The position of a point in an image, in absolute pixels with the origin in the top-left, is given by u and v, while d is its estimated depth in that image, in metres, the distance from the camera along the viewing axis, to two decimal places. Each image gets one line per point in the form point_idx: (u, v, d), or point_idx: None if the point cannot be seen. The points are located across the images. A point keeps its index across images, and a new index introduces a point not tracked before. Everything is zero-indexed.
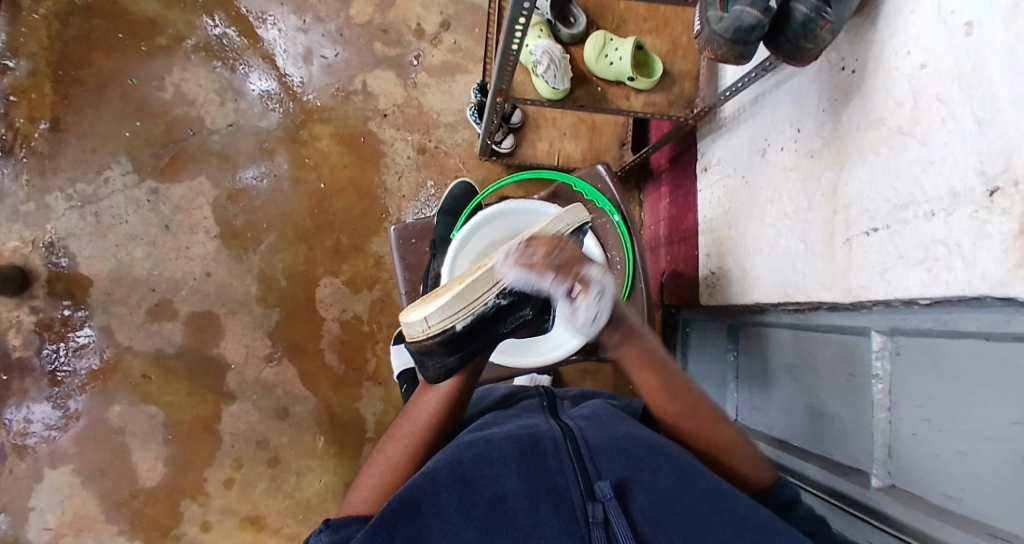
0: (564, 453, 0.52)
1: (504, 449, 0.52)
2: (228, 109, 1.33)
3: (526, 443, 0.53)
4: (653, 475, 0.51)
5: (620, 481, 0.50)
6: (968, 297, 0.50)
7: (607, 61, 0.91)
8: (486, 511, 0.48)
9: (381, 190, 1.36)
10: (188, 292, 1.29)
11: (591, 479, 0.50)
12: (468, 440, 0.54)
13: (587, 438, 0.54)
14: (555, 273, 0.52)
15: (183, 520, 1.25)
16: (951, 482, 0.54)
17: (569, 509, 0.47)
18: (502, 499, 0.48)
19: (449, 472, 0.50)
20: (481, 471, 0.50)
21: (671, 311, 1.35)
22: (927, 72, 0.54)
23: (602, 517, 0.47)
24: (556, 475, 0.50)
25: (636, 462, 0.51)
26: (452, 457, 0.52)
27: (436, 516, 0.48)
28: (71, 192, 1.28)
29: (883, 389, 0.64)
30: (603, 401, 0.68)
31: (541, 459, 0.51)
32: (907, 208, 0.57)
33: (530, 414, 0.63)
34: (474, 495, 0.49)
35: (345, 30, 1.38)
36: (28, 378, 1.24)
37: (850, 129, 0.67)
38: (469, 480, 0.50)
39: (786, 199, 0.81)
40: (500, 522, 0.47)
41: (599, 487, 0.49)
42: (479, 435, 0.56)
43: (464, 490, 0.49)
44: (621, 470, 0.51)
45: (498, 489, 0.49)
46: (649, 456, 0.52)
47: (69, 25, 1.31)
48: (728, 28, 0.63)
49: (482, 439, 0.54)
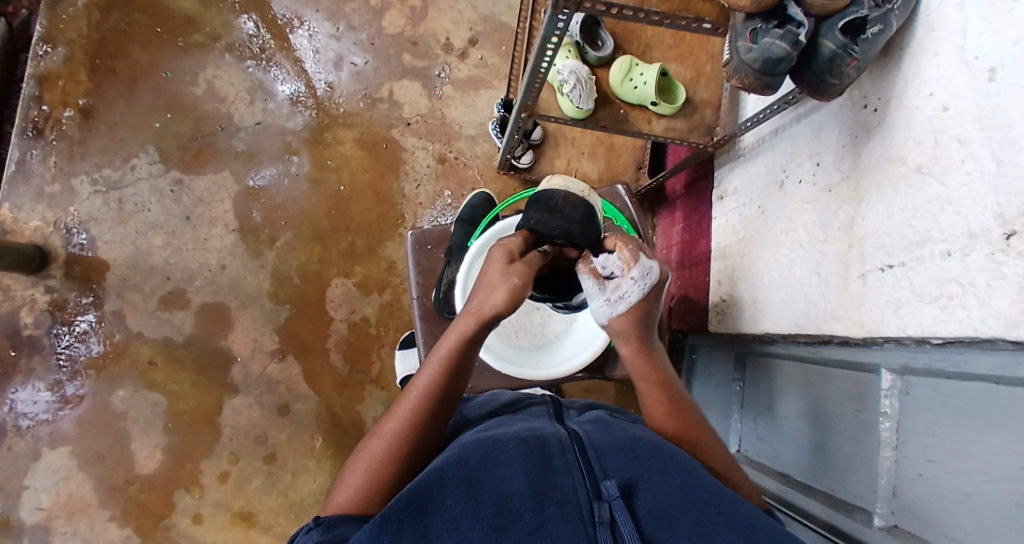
0: (571, 454, 0.53)
1: (510, 450, 0.52)
2: (256, 108, 1.37)
3: (532, 444, 0.54)
4: (660, 476, 0.51)
5: (627, 481, 0.51)
6: (980, 338, 0.50)
7: (631, 85, 0.94)
8: (493, 511, 0.47)
9: (398, 196, 1.38)
10: (201, 283, 1.31)
11: (597, 479, 0.50)
12: (474, 442, 0.55)
13: (594, 442, 0.56)
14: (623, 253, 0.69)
15: (176, 510, 1.24)
16: (955, 522, 0.54)
17: (575, 509, 0.47)
18: (508, 497, 0.48)
19: (456, 470, 0.50)
20: (487, 471, 0.50)
21: (678, 336, 1.35)
22: (948, 113, 0.55)
23: (608, 517, 0.47)
24: (562, 476, 0.50)
25: (643, 464, 0.52)
26: (459, 456, 0.52)
27: (443, 515, 0.47)
28: (96, 177, 1.31)
29: (890, 427, 0.64)
30: (610, 412, 0.69)
31: (548, 459, 0.52)
32: (923, 245, 0.58)
33: (537, 418, 0.65)
34: (480, 493, 0.49)
35: (376, 39, 1.42)
36: (36, 357, 1.25)
37: (869, 166, 0.68)
38: (475, 480, 0.50)
39: (801, 229, 0.82)
40: (507, 521, 0.46)
41: (605, 487, 0.49)
42: (484, 436, 0.57)
43: (471, 488, 0.49)
44: (628, 471, 0.51)
45: (504, 488, 0.49)
46: (654, 458, 0.53)
47: (110, 18, 1.35)
48: (757, 58, 0.65)
49: (487, 440, 0.55)
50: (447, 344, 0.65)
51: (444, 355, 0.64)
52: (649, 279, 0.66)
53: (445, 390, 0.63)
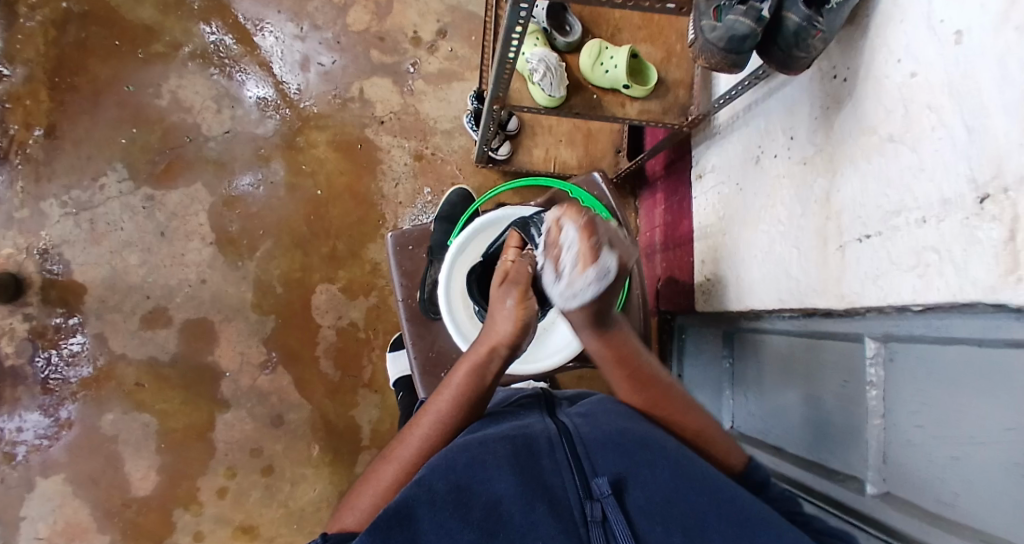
0: (560, 453, 0.53)
1: (497, 451, 0.52)
2: (224, 117, 1.34)
3: (520, 444, 0.53)
4: (649, 471, 0.51)
5: (617, 477, 0.50)
6: (960, 303, 0.51)
7: (602, 70, 0.93)
8: (482, 515, 0.46)
9: (377, 197, 1.36)
10: (182, 299, 1.28)
11: (587, 478, 0.50)
12: (461, 445, 0.54)
13: (583, 436, 0.55)
14: (574, 231, 0.60)
15: (176, 528, 1.23)
16: (946, 487, 0.54)
17: (567, 511, 0.47)
18: (498, 501, 0.47)
19: (444, 481, 0.49)
20: (475, 474, 0.50)
21: (667, 318, 1.35)
22: (917, 80, 0.55)
23: (601, 516, 0.47)
24: (552, 476, 0.50)
25: (633, 458, 0.52)
26: (446, 464, 0.51)
27: (430, 521, 0.46)
28: (65, 198, 1.28)
29: (877, 396, 0.64)
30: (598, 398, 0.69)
31: (536, 460, 0.52)
32: (898, 214, 0.58)
33: (527, 414, 0.64)
34: (470, 499, 0.48)
35: (342, 37, 1.39)
36: (20, 386, 1.22)
37: (841, 137, 0.68)
38: (465, 486, 0.49)
39: (779, 205, 0.81)
40: (497, 526, 0.46)
41: (596, 485, 0.49)
42: (472, 437, 0.56)
43: (460, 497, 0.48)
44: (618, 467, 0.51)
45: (493, 493, 0.48)
46: (644, 453, 0.53)
47: (65, 32, 1.31)
48: (721, 37, 0.64)
49: (474, 442, 0.54)
50: (462, 372, 0.66)
51: (458, 381, 0.65)
52: (607, 278, 0.61)
53: (461, 418, 0.64)
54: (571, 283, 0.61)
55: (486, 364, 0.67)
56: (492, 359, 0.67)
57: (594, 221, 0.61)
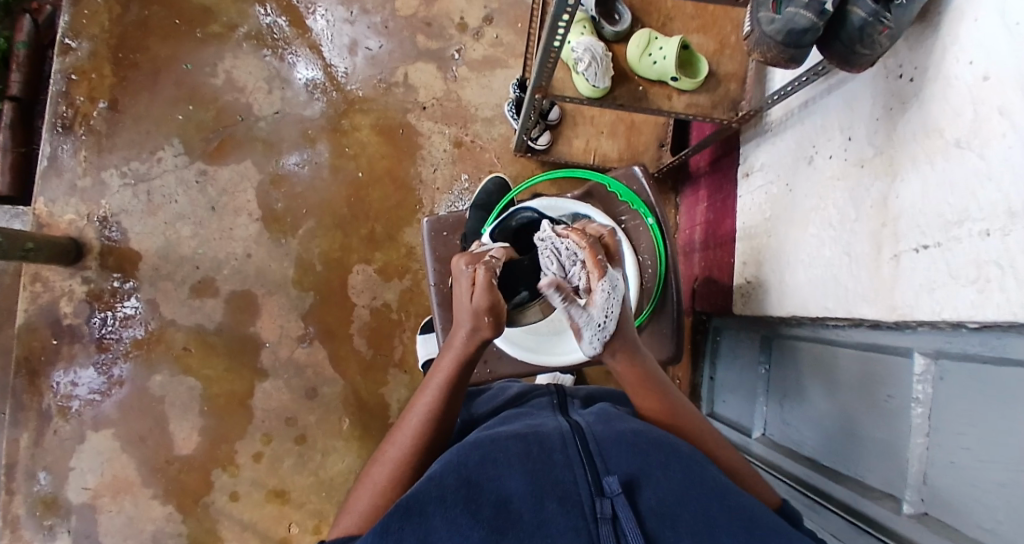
0: (571, 449, 0.53)
1: (508, 450, 0.52)
2: (274, 97, 1.37)
3: (530, 441, 0.53)
4: (663, 472, 0.51)
5: (629, 477, 0.50)
6: (1020, 322, 0.47)
7: (650, 60, 0.90)
8: (492, 514, 0.47)
9: (416, 182, 1.37)
10: (229, 272, 1.34)
11: (598, 475, 0.50)
12: (473, 441, 0.55)
13: (596, 435, 0.55)
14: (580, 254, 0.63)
15: (213, 488, 1.30)
16: (986, 512, 0.52)
17: (577, 506, 0.47)
18: (507, 499, 0.48)
19: (455, 476, 0.50)
20: (486, 472, 0.51)
21: (702, 318, 1.32)
22: (990, 82, 0.51)
23: (611, 513, 0.47)
24: (562, 471, 0.50)
25: (646, 459, 0.52)
26: (458, 459, 0.52)
27: (441, 517, 0.47)
28: (125, 170, 1.35)
29: (922, 413, 0.61)
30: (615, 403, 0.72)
31: (548, 455, 0.52)
32: (960, 224, 0.54)
33: (539, 412, 0.64)
34: (479, 496, 0.49)
35: (389, 22, 1.40)
36: (77, 344, 1.31)
37: (904, 139, 0.64)
38: (475, 483, 0.49)
39: (831, 208, 0.78)
40: (507, 523, 0.46)
41: (607, 483, 0.49)
42: (485, 435, 0.57)
43: (469, 492, 0.49)
44: (630, 467, 0.51)
45: (501, 492, 0.49)
46: (657, 453, 0.53)
47: (129, 11, 1.37)
48: (779, 30, 0.62)
49: (485, 439, 0.55)
50: (440, 372, 0.64)
51: (436, 387, 0.64)
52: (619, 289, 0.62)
53: (446, 408, 0.64)
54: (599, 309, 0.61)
55: (470, 362, 0.64)
56: (473, 357, 0.63)
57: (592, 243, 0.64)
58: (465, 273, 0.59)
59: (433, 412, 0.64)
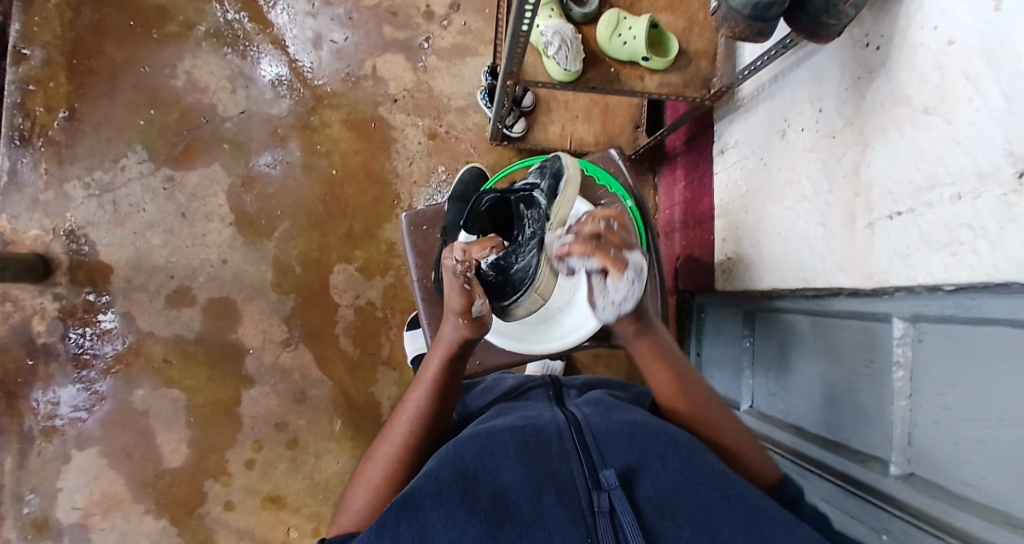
0: (569, 441, 0.53)
1: (507, 441, 0.52)
2: (239, 97, 1.34)
3: (528, 433, 0.54)
4: (660, 462, 0.51)
5: (626, 468, 0.50)
6: (993, 283, 0.48)
7: (620, 41, 0.88)
8: (489, 506, 0.47)
9: (392, 176, 1.35)
10: (205, 279, 1.31)
11: (596, 467, 0.50)
12: (470, 434, 0.55)
13: (592, 425, 0.55)
14: (589, 260, 0.59)
15: (207, 499, 1.28)
16: (971, 469, 0.53)
17: (574, 499, 0.47)
18: (505, 492, 0.48)
19: (451, 470, 0.50)
20: (484, 464, 0.50)
21: (685, 296, 1.33)
22: (955, 47, 0.52)
23: (608, 507, 0.47)
24: (560, 463, 0.50)
25: (642, 450, 0.52)
26: (455, 453, 0.52)
27: (437, 510, 0.47)
28: (88, 180, 1.30)
29: (903, 376, 0.63)
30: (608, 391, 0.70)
31: (545, 447, 0.52)
32: (931, 189, 0.55)
33: (536, 403, 0.64)
34: (476, 490, 0.48)
35: (354, 13, 1.36)
36: (53, 363, 1.27)
37: (873, 109, 0.64)
38: (472, 476, 0.49)
39: (805, 180, 0.78)
40: (504, 516, 0.46)
41: (604, 476, 0.49)
42: (483, 427, 0.57)
43: (466, 485, 0.49)
44: (627, 459, 0.51)
45: (500, 483, 0.49)
46: (655, 446, 0.52)
47: (81, 13, 1.31)
48: (745, 4, 0.62)
49: (484, 432, 0.55)
50: (433, 365, 0.66)
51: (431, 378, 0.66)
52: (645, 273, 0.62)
53: (440, 403, 0.65)
54: (620, 293, 0.62)
55: (461, 355, 0.66)
56: (464, 350, 0.66)
57: (606, 226, 0.60)
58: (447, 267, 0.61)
59: (426, 409, 0.64)
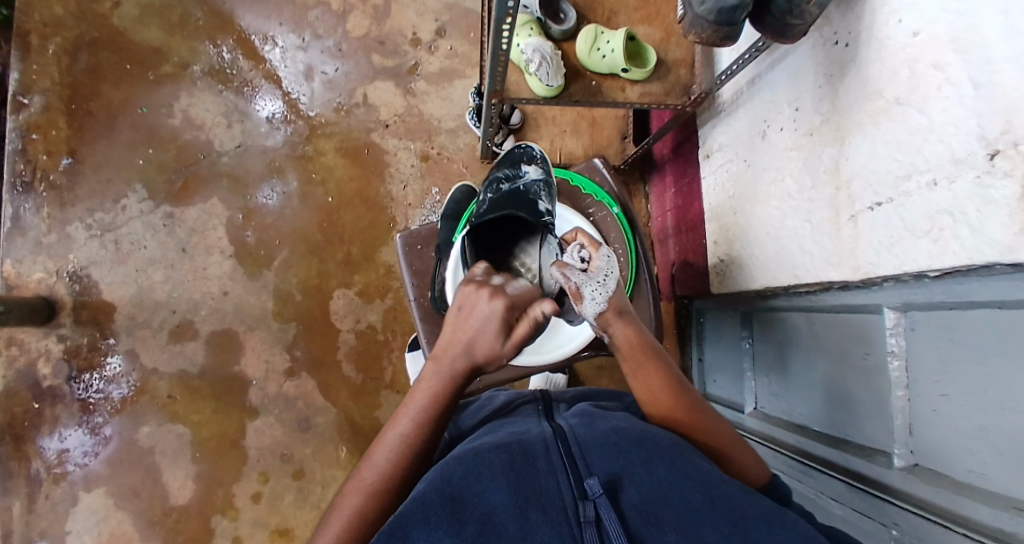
0: (554, 455, 0.53)
1: (492, 462, 0.52)
2: (235, 131, 1.37)
3: (515, 451, 0.53)
4: (644, 469, 0.51)
5: (611, 477, 0.50)
6: (977, 266, 0.49)
7: (599, 55, 0.91)
8: (478, 530, 0.46)
9: (387, 200, 1.37)
10: (207, 312, 1.32)
11: (580, 478, 0.50)
12: (456, 457, 0.54)
13: (577, 439, 0.55)
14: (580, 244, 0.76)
15: (215, 534, 1.27)
16: (973, 457, 0.53)
17: (561, 512, 0.47)
18: (492, 513, 0.47)
19: (438, 494, 0.49)
20: (470, 487, 0.50)
21: (684, 302, 1.33)
22: (920, 38, 0.53)
23: (593, 517, 0.46)
24: (546, 479, 0.50)
25: (628, 458, 0.52)
26: (442, 477, 0.51)
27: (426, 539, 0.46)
28: (90, 221, 1.33)
29: (899, 366, 0.62)
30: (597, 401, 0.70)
31: (531, 463, 0.52)
32: (909, 178, 0.56)
33: (524, 420, 0.64)
34: (464, 513, 0.48)
35: (343, 45, 1.40)
36: (58, 404, 1.28)
37: (847, 104, 0.66)
38: (458, 499, 0.49)
39: (789, 179, 0.79)
40: (490, 536, 0.45)
41: (589, 486, 0.49)
42: (467, 449, 0.56)
43: (453, 509, 0.48)
44: (613, 468, 0.51)
45: (487, 504, 0.48)
46: (638, 452, 0.53)
47: (78, 61, 1.35)
48: (711, 10, 0.64)
49: (469, 454, 0.54)
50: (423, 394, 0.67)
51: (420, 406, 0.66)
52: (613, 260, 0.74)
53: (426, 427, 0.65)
54: (602, 271, 0.72)
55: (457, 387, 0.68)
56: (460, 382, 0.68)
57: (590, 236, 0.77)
58: (483, 312, 0.66)
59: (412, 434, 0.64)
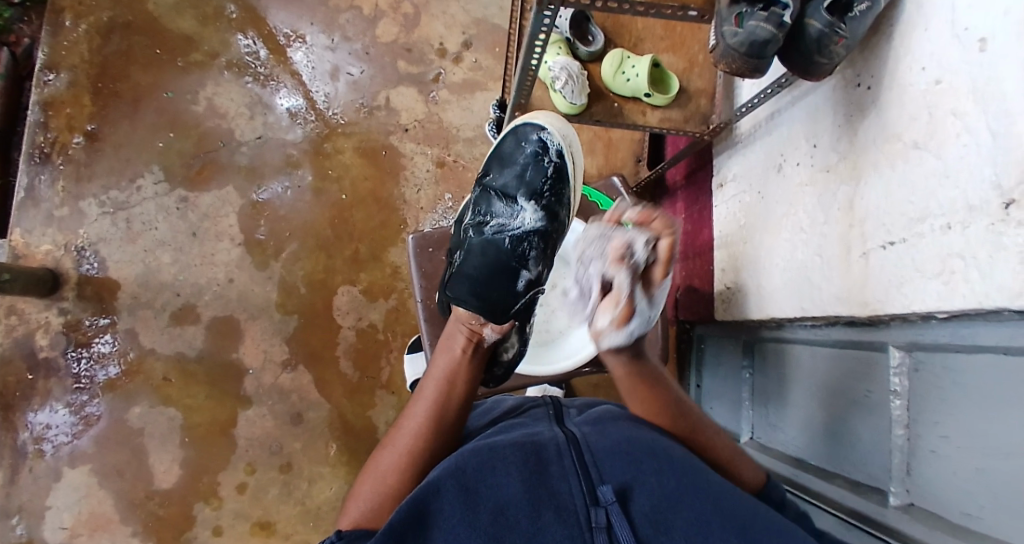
0: (567, 460, 0.53)
1: (508, 457, 0.53)
2: (256, 123, 1.39)
3: (529, 451, 0.54)
4: (655, 478, 0.51)
5: (622, 485, 0.50)
6: (986, 311, 0.50)
7: (623, 78, 0.93)
8: (489, 521, 0.47)
9: (399, 202, 1.39)
10: (211, 297, 1.32)
11: (593, 484, 0.50)
12: (471, 448, 0.55)
13: (590, 445, 0.56)
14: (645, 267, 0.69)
15: (195, 522, 1.26)
16: (970, 498, 0.53)
17: (571, 515, 0.47)
18: (504, 506, 0.48)
19: (454, 482, 0.51)
20: (484, 479, 0.51)
21: (686, 328, 1.34)
22: (943, 87, 0.55)
23: (605, 523, 0.47)
24: (559, 482, 0.50)
25: (639, 467, 0.52)
26: (457, 464, 0.53)
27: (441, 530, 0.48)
28: (104, 198, 1.34)
29: (901, 406, 0.63)
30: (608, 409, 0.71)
31: (545, 465, 0.52)
32: (922, 221, 0.57)
33: (536, 423, 0.64)
34: (477, 504, 0.49)
35: (370, 49, 1.43)
36: (52, 378, 1.27)
37: (865, 144, 0.68)
38: (473, 490, 0.50)
39: (802, 213, 0.81)
40: (503, 530, 0.46)
41: (602, 492, 0.49)
42: (482, 442, 0.57)
43: (468, 499, 0.50)
44: (624, 476, 0.51)
45: (500, 498, 0.49)
46: (651, 462, 0.53)
47: (109, 41, 1.38)
48: (742, 42, 0.66)
49: (484, 447, 0.55)
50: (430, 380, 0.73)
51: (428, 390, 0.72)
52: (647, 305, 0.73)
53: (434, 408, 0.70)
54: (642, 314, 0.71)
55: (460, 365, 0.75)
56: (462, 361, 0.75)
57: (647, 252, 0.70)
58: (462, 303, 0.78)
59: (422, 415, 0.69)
